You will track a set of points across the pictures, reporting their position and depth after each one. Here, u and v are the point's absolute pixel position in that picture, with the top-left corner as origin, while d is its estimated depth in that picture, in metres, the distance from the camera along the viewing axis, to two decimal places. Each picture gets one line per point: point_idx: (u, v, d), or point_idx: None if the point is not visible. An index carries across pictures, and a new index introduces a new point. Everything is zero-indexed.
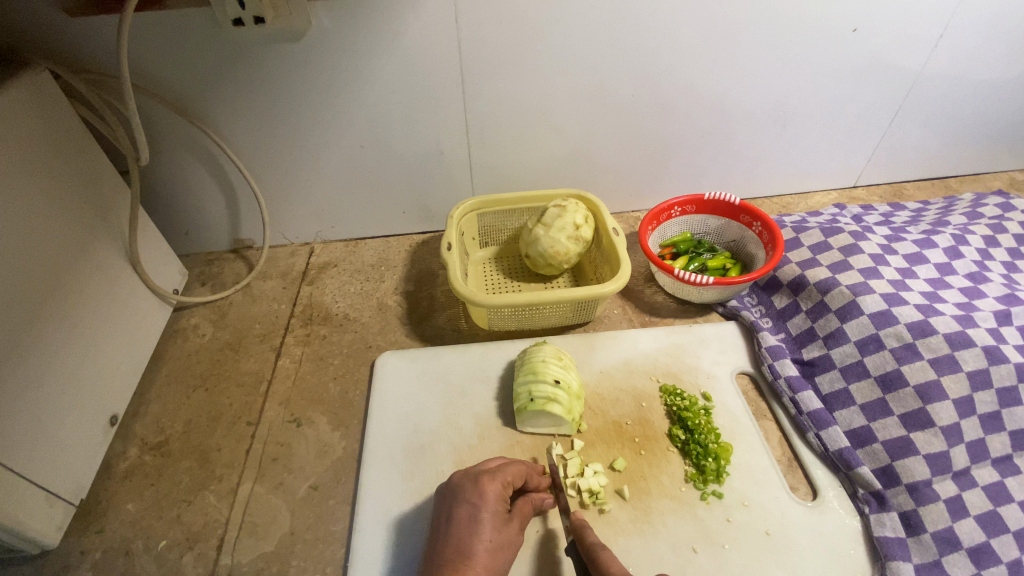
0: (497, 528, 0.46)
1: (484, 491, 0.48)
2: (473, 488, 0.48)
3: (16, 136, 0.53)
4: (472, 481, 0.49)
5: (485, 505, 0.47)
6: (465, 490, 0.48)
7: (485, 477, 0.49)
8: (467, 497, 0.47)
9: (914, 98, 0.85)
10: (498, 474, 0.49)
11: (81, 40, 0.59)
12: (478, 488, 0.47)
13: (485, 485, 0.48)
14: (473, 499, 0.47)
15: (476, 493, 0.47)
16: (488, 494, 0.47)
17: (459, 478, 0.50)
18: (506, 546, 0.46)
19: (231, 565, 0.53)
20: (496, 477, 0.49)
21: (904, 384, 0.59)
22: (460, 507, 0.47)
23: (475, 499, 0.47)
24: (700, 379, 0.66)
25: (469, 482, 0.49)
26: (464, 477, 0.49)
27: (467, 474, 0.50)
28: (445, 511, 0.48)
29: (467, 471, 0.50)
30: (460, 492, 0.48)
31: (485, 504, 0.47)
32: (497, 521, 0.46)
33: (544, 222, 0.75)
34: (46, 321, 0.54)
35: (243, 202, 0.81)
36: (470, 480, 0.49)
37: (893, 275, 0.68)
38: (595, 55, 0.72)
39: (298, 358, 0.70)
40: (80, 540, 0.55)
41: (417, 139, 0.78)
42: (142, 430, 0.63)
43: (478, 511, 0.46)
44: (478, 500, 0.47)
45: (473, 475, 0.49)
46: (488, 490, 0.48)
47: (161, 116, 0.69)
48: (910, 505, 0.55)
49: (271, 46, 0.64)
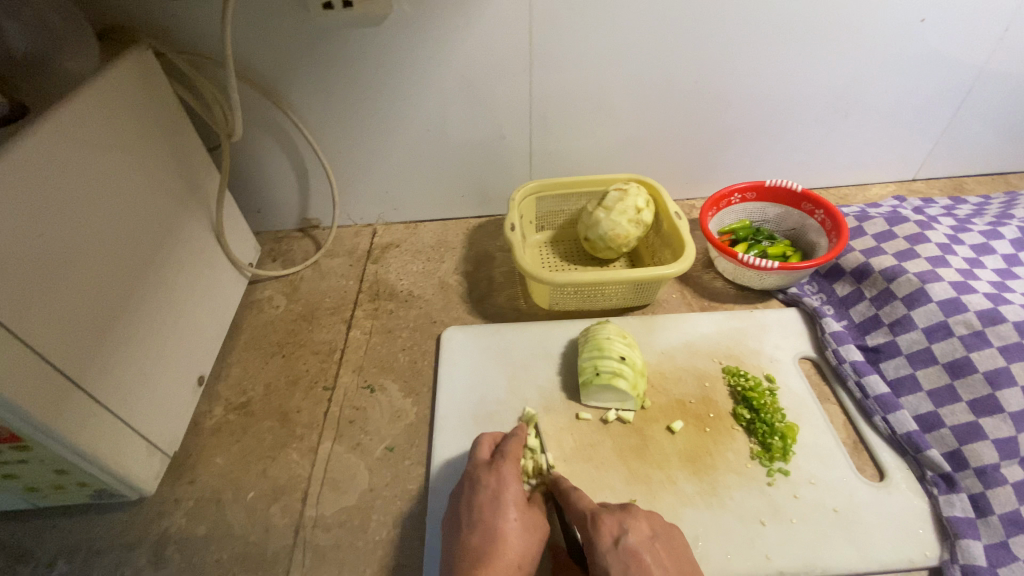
0: (520, 508, 0.49)
1: (502, 473, 0.51)
2: (488, 474, 0.51)
3: (123, 112, 0.57)
4: (486, 468, 0.52)
5: (506, 487, 0.50)
6: (481, 476, 0.51)
7: (495, 464, 0.52)
8: (486, 482, 0.50)
9: (981, 91, 0.83)
10: (508, 457, 0.53)
11: (182, 22, 0.63)
12: (496, 472, 0.51)
13: (502, 468, 0.51)
14: (492, 484, 0.50)
15: (492, 477, 0.51)
16: (504, 476, 0.51)
17: (468, 470, 0.53)
18: (536, 527, 0.49)
19: (316, 516, 0.55)
20: (508, 458, 0.52)
21: (973, 370, 0.59)
22: (478, 494, 0.50)
23: (495, 482, 0.50)
24: (762, 361, 0.66)
25: (485, 470, 0.52)
26: (477, 465, 0.53)
27: (479, 464, 0.53)
28: (464, 500, 0.50)
29: (474, 462, 0.53)
30: (477, 479, 0.51)
31: (505, 486, 0.50)
32: (519, 502, 0.49)
33: (605, 205, 0.76)
34: (149, 282, 0.59)
35: (313, 183, 0.84)
36: (485, 468, 0.52)
37: (961, 265, 0.67)
38: (658, 43, 0.73)
39: (367, 330, 0.73)
40: (175, 488, 0.59)
41: (481, 125, 0.80)
42: (226, 392, 0.67)
43: (500, 493, 0.49)
44: (498, 484, 0.50)
45: (479, 464, 0.53)
46: (505, 473, 0.51)
47: (247, 97, 0.73)
48: (978, 488, 0.54)
49: (351, 30, 0.67)
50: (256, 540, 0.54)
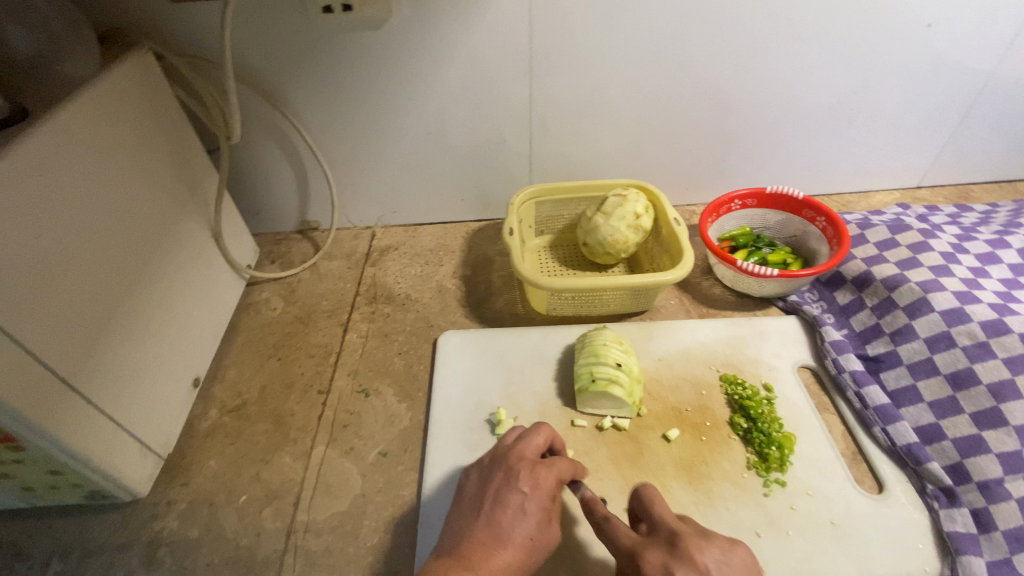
0: (540, 525, 0.45)
1: (538, 482, 0.47)
2: (527, 477, 0.47)
3: (122, 114, 0.57)
4: (527, 468, 0.47)
5: (535, 497, 0.46)
6: (519, 474, 0.47)
7: (535, 466, 0.48)
8: (521, 483, 0.46)
9: (986, 99, 0.83)
10: (554, 469, 0.48)
11: (182, 24, 0.63)
12: (533, 478, 0.47)
13: (541, 476, 0.47)
14: (524, 489, 0.46)
15: (528, 483, 0.46)
16: (540, 487, 0.46)
17: (509, 459, 0.48)
18: (542, 548, 0.45)
19: (308, 521, 0.55)
20: (552, 472, 0.48)
21: (976, 382, 0.58)
22: (510, 493, 0.46)
23: (527, 488, 0.46)
24: (761, 370, 0.66)
25: (524, 467, 0.48)
26: (520, 458, 0.48)
27: (521, 457, 0.48)
28: (491, 492, 0.46)
29: (518, 454, 0.49)
30: (514, 477, 0.47)
31: (535, 496, 0.46)
32: (542, 519, 0.45)
33: (604, 210, 0.76)
34: (147, 283, 0.59)
35: (313, 185, 0.84)
36: (526, 466, 0.48)
37: (964, 274, 0.66)
38: (660, 47, 0.72)
39: (363, 334, 0.73)
40: (168, 491, 0.59)
41: (481, 128, 0.80)
42: (221, 394, 0.67)
43: (527, 502, 0.45)
44: (530, 492, 0.46)
45: (522, 457, 0.48)
46: (541, 482, 0.47)
47: (247, 99, 0.73)
48: (981, 503, 0.53)
49: (351, 33, 0.67)
50: (248, 544, 0.54)
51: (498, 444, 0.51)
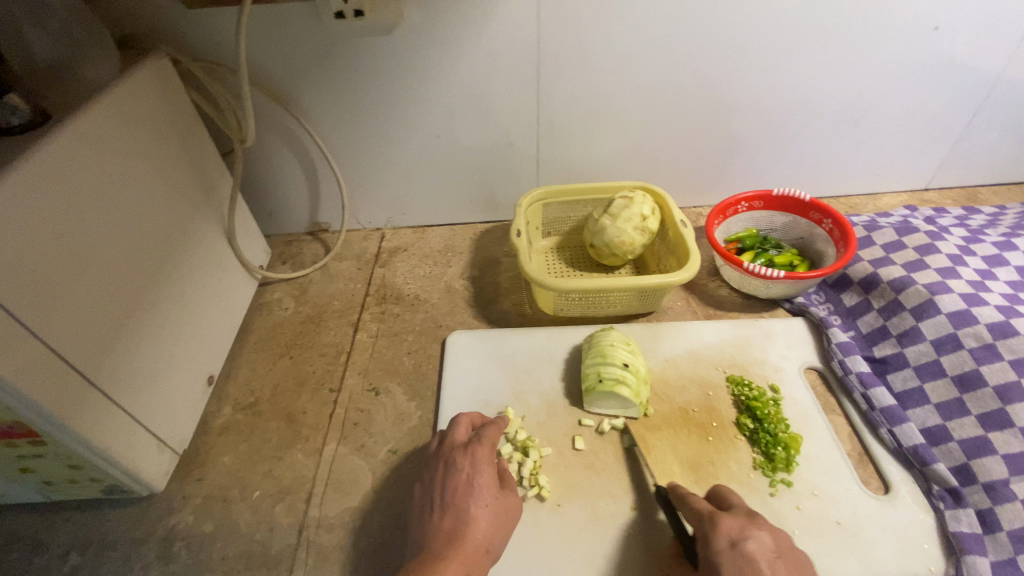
0: (491, 491, 0.50)
1: (476, 457, 0.52)
2: (461, 459, 0.51)
3: (140, 117, 0.58)
4: (462, 451, 0.52)
5: (478, 471, 0.50)
6: (455, 459, 0.51)
7: (462, 448, 0.53)
8: (460, 465, 0.51)
9: (995, 100, 0.83)
10: (484, 440, 0.53)
11: (198, 30, 0.64)
12: (471, 457, 0.51)
13: (476, 452, 0.52)
14: (464, 468, 0.51)
15: (467, 461, 0.51)
16: (479, 460, 0.51)
17: (441, 454, 0.53)
18: (505, 509, 0.50)
19: (320, 517, 0.56)
20: (483, 444, 0.53)
21: (983, 384, 0.58)
22: (454, 478, 0.50)
23: (468, 467, 0.51)
24: (767, 371, 0.66)
25: (460, 452, 0.52)
26: (452, 448, 0.53)
27: (454, 446, 0.53)
28: (438, 481, 0.51)
29: (444, 447, 0.54)
30: (453, 462, 0.51)
31: (478, 470, 0.50)
32: (491, 486, 0.50)
33: (611, 212, 0.77)
34: (163, 282, 0.61)
35: (323, 187, 0.86)
36: (460, 450, 0.52)
37: (971, 276, 0.66)
38: (667, 51, 0.73)
39: (373, 334, 0.74)
40: (183, 486, 0.60)
41: (489, 131, 0.81)
42: (234, 392, 0.68)
43: (473, 477, 0.50)
44: (469, 468, 0.50)
45: (451, 447, 0.53)
46: (479, 458, 0.51)
47: (261, 103, 0.74)
48: (987, 504, 0.54)
49: (363, 38, 0.68)
50: (261, 539, 0.55)
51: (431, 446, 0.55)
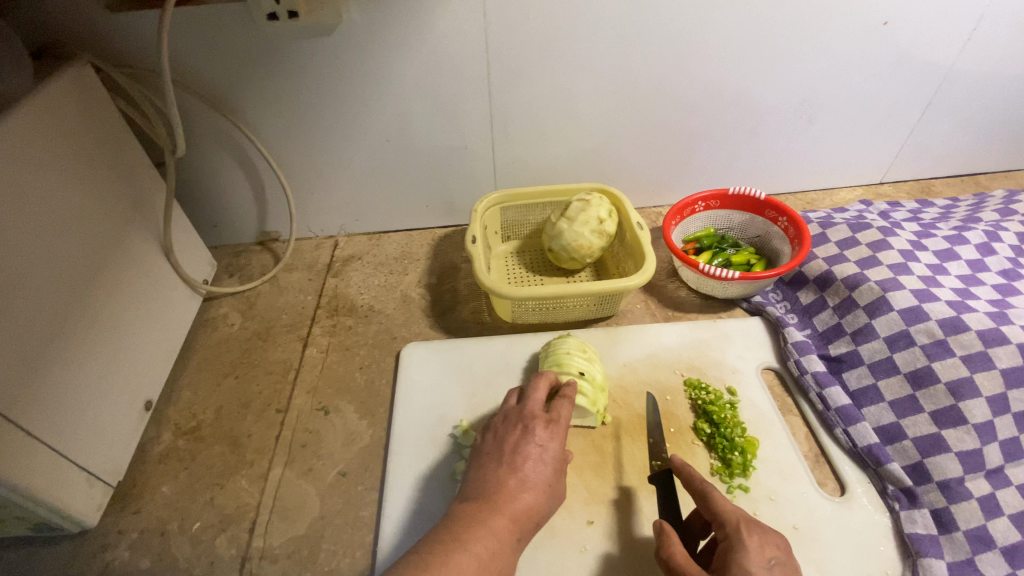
0: (554, 471, 0.48)
1: (554, 434, 0.49)
2: (516, 429, 0.49)
3: (59, 130, 0.54)
4: (542, 423, 0.50)
5: (549, 448, 0.48)
6: (536, 430, 0.49)
7: (523, 415, 0.51)
8: (538, 437, 0.48)
9: (945, 93, 0.83)
10: (563, 420, 0.51)
11: (120, 35, 0.60)
12: (547, 431, 0.49)
13: (557, 430, 0.49)
14: (539, 439, 0.48)
15: (548, 437, 0.49)
16: (553, 439, 0.49)
17: (497, 421, 0.52)
18: (556, 491, 0.48)
19: (264, 547, 0.54)
20: (561, 423, 0.50)
21: (935, 380, 0.58)
22: (529, 447, 0.48)
23: (541, 440, 0.48)
24: (725, 373, 0.66)
25: (546, 425, 0.50)
26: (531, 416, 0.50)
27: (539, 415, 0.50)
28: (508, 445, 0.49)
29: (501, 414, 0.52)
30: (532, 432, 0.49)
31: (551, 447, 0.48)
32: (554, 465, 0.48)
33: (567, 216, 0.75)
34: (92, 305, 0.57)
35: (270, 195, 0.82)
36: (542, 422, 0.50)
37: (923, 272, 0.67)
38: (620, 49, 0.72)
39: (324, 349, 0.71)
40: (118, 520, 0.56)
41: (443, 135, 0.79)
42: (174, 416, 0.65)
43: (543, 453, 0.48)
44: (545, 440, 0.48)
45: (533, 411, 0.51)
46: (555, 435, 0.49)
47: (197, 110, 0.70)
48: (942, 503, 0.54)
49: (301, 40, 0.65)
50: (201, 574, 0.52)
51: (505, 409, 0.53)
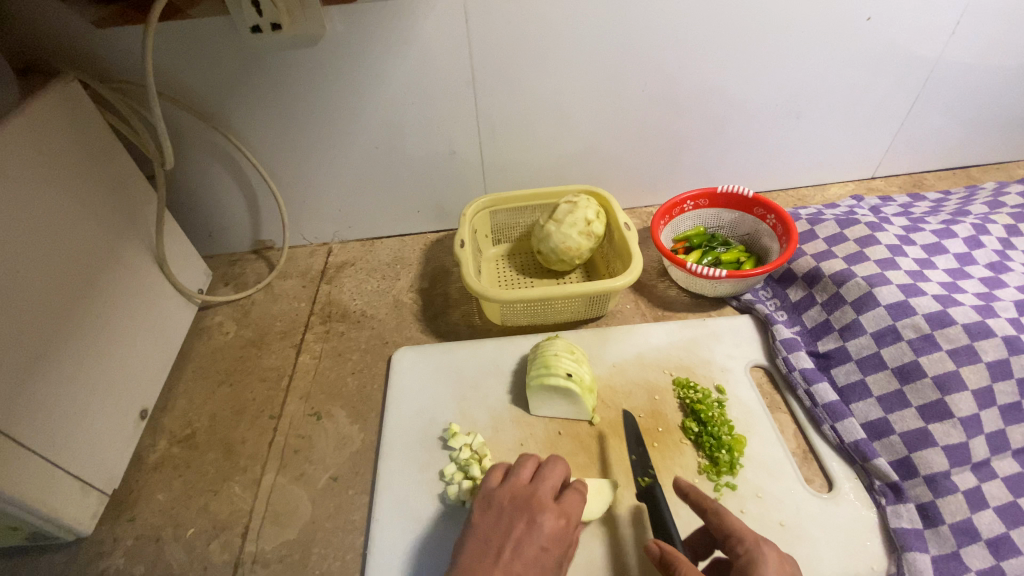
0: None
1: (560, 534, 0.44)
2: (523, 514, 0.44)
3: (49, 146, 0.55)
4: (550, 515, 0.45)
5: (553, 546, 0.43)
6: (544, 523, 0.44)
7: (535, 502, 0.46)
8: (545, 533, 0.44)
9: (933, 86, 0.83)
10: (572, 517, 0.46)
11: (107, 51, 0.62)
12: (556, 528, 0.44)
13: (564, 528, 0.45)
14: (547, 535, 0.44)
15: (554, 536, 0.44)
16: (560, 540, 0.44)
17: (501, 498, 0.46)
18: None
19: (256, 551, 0.55)
20: (570, 521, 0.46)
21: (922, 375, 0.58)
22: (533, 543, 0.43)
23: (547, 539, 0.43)
24: (714, 372, 0.66)
25: (552, 517, 0.45)
26: (540, 505, 0.45)
27: (548, 506, 0.46)
28: (512, 530, 0.43)
29: (508, 491, 0.47)
30: (539, 526, 0.44)
31: (555, 547, 0.43)
32: (555, 569, 0.43)
33: (555, 218, 0.76)
34: (84, 318, 0.58)
35: (262, 204, 0.83)
36: (550, 515, 0.45)
37: (910, 266, 0.67)
38: (604, 51, 0.72)
39: (317, 355, 0.72)
40: (114, 528, 0.58)
41: (431, 140, 0.79)
42: (170, 424, 0.66)
43: (547, 551, 0.43)
44: (552, 538, 0.44)
45: (543, 499, 0.46)
46: (562, 535, 0.45)
47: (186, 121, 0.72)
48: (928, 497, 0.54)
49: (286, 51, 0.66)
50: None
51: (512, 487, 0.48)
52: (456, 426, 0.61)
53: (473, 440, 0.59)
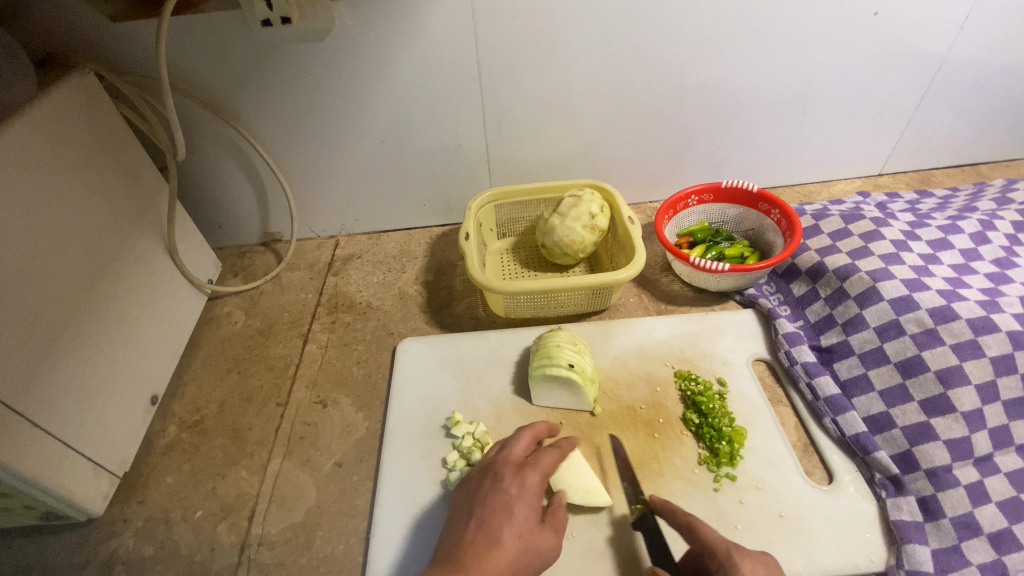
0: (529, 522, 0.45)
1: (524, 482, 0.47)
2: (515, 482, 0.47)
3: (66, 137, 0.57)
4: (511, 471, 0.48)
5: (522, 495, 0.46)
6: (504, 478, 0.47)
7: (526, 471, 0.48)
8: (507, 486, 0.47)
9: (941, 83, 0.83)
10: (538, 465, 0.49)
11: (122, 44, 0.63)
12: (519, 478, 0.47)
13: (527, 476, 0.48)
14: (510, 488, 0.47)
15: (514, 483, 0.47)
16: (528, 486, 0.47)
17: (498, 468, 0.49)
18: (537, 546, 0.44)
19: (262, 534, 0.56)
20: (538, 468, 0.49)
21: (924, 369, 0.58)
22: (497, 497, 0.46)
23: (512, 490, 0.46)
24: (716, 365, 0.66)
25: (512, 472, 0.48)
26: (503, 464, 0.49)
27: (506, 463, 0.49)
28: (479, 496, 0.47)
29: (503, 462, 0.49)
30: (501, 483, 0.47)
31: (522, 494, 0.46)
32: (529, 515, 0.45)
33: (560, 211, 0.76)
34: (96, 304, 0.59)
35: (271, 196, 0.85)
36: (508, 470, 0.48)
37: (915, 261, 0.67)
38: (609, 46, 0.73)
39: (323, 344, 0.73)
40: (124, 509, 0.59)
41: (437, 134, 0.80)
42: (180, 410, 0.67)
43: (513, 502, 0.45)
44: (515, 489, 0.47)
45: (509, 461, 0.49)
46: (529, 483, 0.47)
47: (197, 114, 0.73)
48: (929, 490, 0.54)
49: (296, 45, 0.67)
50: (202, 560, 0.55)
51: (482, 462, 0.52)
52: (458, 415, 0.61)
53: (475, 428, 0.60)
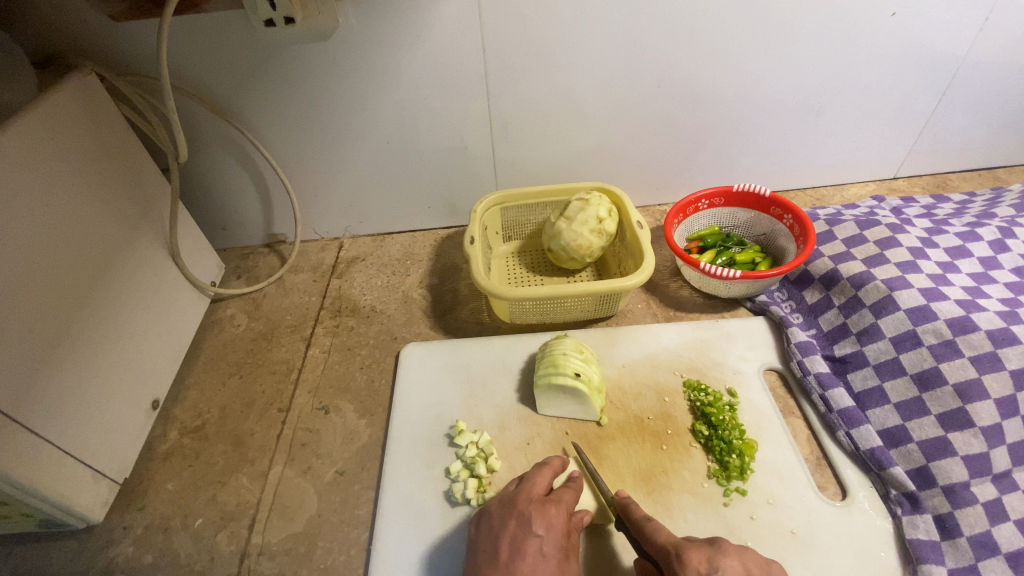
0: (559, 565, 0.43)
1: (551, 521, 0.45)
2: (540, 517, 0.45)
3: (67, 139, 0.56)
4: (537, 510, 0.46)
5: (551, 536, 0.44)
6: (531, 517, 0.45)
7: (551, 506, 0.47)
8: (535, 526, 0.45)
9: (960, 85, 0.81)
10: (561, 503, 0.47)
11: (124, 44, 0.62)
12: (547, 517, 0.45)
13: (553, 514, 0.46)
14: (539, 529, 0.45)
15: (543, 524, 0.45)
16: (555, 525, 0.45)
17: (521, 503, 0.47)
18: None
19: (262, 543, 0.55)
20: (560, 506, 0.47)
21: (942, 382, 0.57)
22: (526, 539, 0.44)
23: (541, 531, 0.44)
24: (726, 374, 0.65)
25: (537, 510, 0.46)
26: (526, 501, 0.47)
27: (529, 500, 0.47)
28: (505, 536, 0.45)
29: (526, 496, 0.48)
30: (527, 522, 0.45)
31: (551, 536, 0.44)
32: (560, 557, 0.44)
33: (567, 215, 0.75)
34: (97, 308, 0.58)
35: (275, 198, 0.84)
36: (535, 509, 0.46)
37: (933, 270, 0.65)
38: (618, 47, 0.71)
39: (326, 349, 0.73)
40: (124, 516, 0.58)
41: (443, 136, 0.79)
42: (181, 415, 0.67)
43: (544, 544, 0.44)
44: (544, 530, 0.45)
45: (532, 498, 0.48)
46: (556, 522, 0.45)
47: (200, 115, 0.72)
48: (946, 508, 0.53)
49: (300, 45, 0.66)
50: (202, 569, 0.54)
51: (501, 494, 0.50)
52: (462, 424, 0.60)
53: (479, 437, 0.59)
